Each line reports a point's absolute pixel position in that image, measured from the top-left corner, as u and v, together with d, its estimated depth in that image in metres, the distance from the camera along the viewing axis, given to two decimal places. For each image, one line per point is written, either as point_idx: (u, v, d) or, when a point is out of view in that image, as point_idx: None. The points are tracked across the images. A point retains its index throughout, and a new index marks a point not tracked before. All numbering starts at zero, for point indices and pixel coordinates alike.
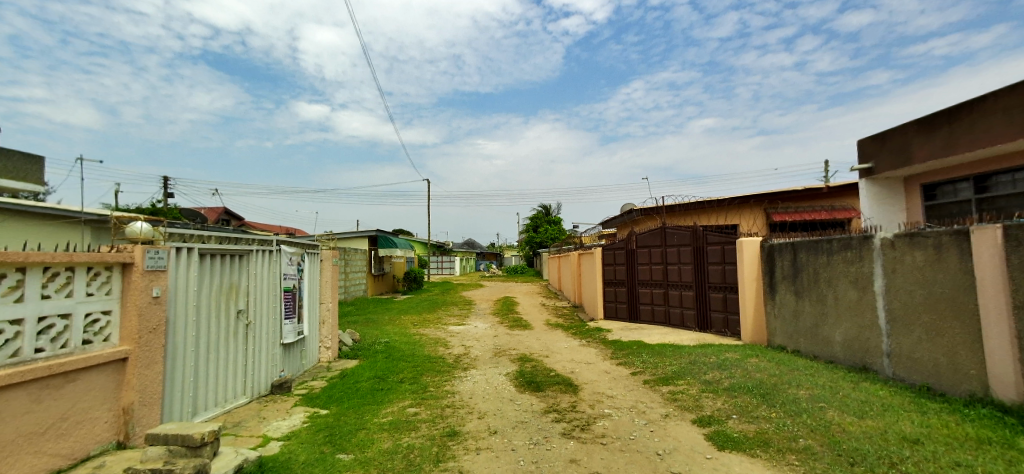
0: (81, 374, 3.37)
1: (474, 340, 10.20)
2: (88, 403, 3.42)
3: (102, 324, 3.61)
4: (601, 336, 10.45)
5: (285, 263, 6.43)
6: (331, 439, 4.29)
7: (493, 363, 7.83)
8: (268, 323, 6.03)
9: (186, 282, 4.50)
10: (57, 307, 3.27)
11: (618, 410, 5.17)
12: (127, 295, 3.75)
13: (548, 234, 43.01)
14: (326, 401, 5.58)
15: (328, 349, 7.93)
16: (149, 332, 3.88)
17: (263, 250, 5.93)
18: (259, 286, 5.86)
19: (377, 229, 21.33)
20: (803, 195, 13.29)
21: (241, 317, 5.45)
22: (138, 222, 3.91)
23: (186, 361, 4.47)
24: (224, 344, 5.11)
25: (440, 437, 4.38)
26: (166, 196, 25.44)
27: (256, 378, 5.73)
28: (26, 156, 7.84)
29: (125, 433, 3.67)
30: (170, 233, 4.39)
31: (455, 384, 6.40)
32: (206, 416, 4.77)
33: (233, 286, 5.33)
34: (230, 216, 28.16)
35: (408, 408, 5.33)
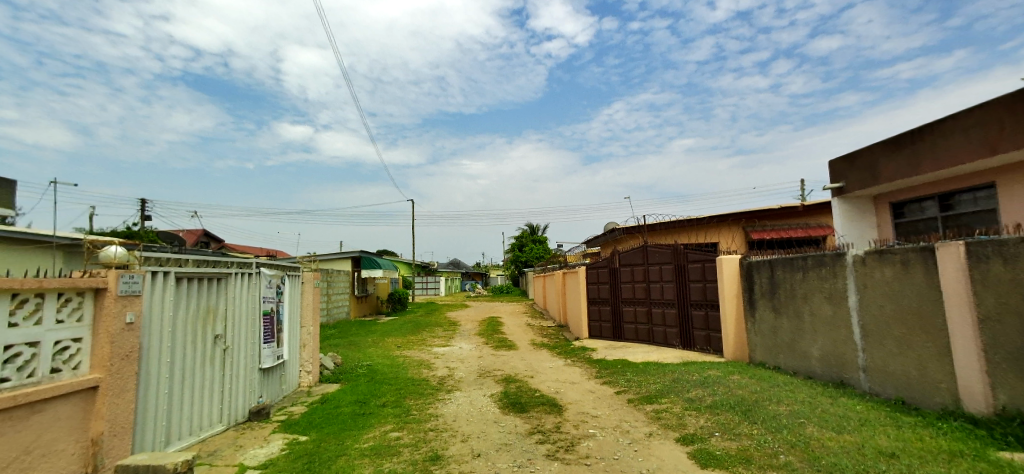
0: (48, 405, 3.25)
1: (459, 361, 10.10)
2: (53, 435, 3.29)
3: (72, 351, 3.51)
4: (586, 355, 10.43)
5: (264, 286, 6.33)
6: (311, 467, 4.19)
7: (477, 385, 7.75)
8: (246, 347, 5.90)
9: (162, 308, 4.42)
10: (25, 335, 3.17)
11: (602, 430, 5.16)
12: (100, 321, 3.67)
13: (533, 253, 43.13)
14: (306, 427, 5.46)
15: (310, 374, 7.78)
16: (121, 359, 3.78)
17: (241, 273, 5.85)
18: (238, 309, 5.75)
19: (360, 250, 21.21)
20: (779, 213, 13.64)
21: (218, 341, 5.33)
22: (112, 246, 3.84)
23: (160, 388, 4.35)
24: (200, 370, 4.99)
25: (423, 462, 4.31)
26: (143, 218, 25.02)
27: (234, 404, 5.58)
28: None
29: (94, 465, 3.54)
30: (145, 257, 4.31)
31: (438, 407, 6.32)
32: (180, 445, 4.62)
33: (211, 309, 5.23)
34: (210, 239, 27.71)
35: (390, 432, 5.25)
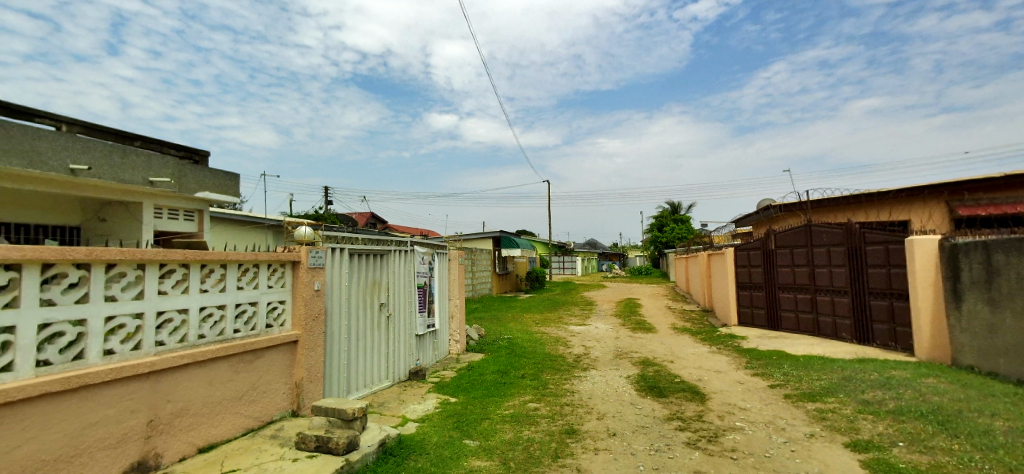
0: (266, 352, 4.11)
1: (595, 341, 10.12)
2: (271, 376, 4.17)
3: (279, 311, 4.36)
4: (735, 343, 9.62)
5: (418, 262, 7.06)
6: (459, 426, 4.63)
7: (614, 365, 7.70)
8: (405, 315, 6.68)
9: (339, 279, 5.23)
10: (249, 296, 4.02)
11: (752, 424, 4.74)
12: (297, 288, 4.49)
13: (675, 233, 40.81)
14: (455, 390, 6.03)
15: (458, 343, 8.52)
16: (313, 319, 4.58)
17: (400, 251, 6.59)
18: (397, 282, 6.52)
19: (500, 230, 22.37)
20: (1003, 183, 10.79)
21: (383, 309, 6.13)
22: (303, 227, 4.64)
23: (341, 345, 5.18)
24: (370, 333, 5.81)
25: (560, 434, 4.45)
26: (326, 203, 29.73)
27: (396, 364, 6.40)
28: (228, 177, 10.99)
29: (298, 404, 4.42)
30: (326, 235, 5.11)
31: (575, 384, 6.43)
32: (356, 395, 5.47)
33: (376, 281, 6.01)
34: (376, 221, 31.77)
35: (529, 403, 5.51)
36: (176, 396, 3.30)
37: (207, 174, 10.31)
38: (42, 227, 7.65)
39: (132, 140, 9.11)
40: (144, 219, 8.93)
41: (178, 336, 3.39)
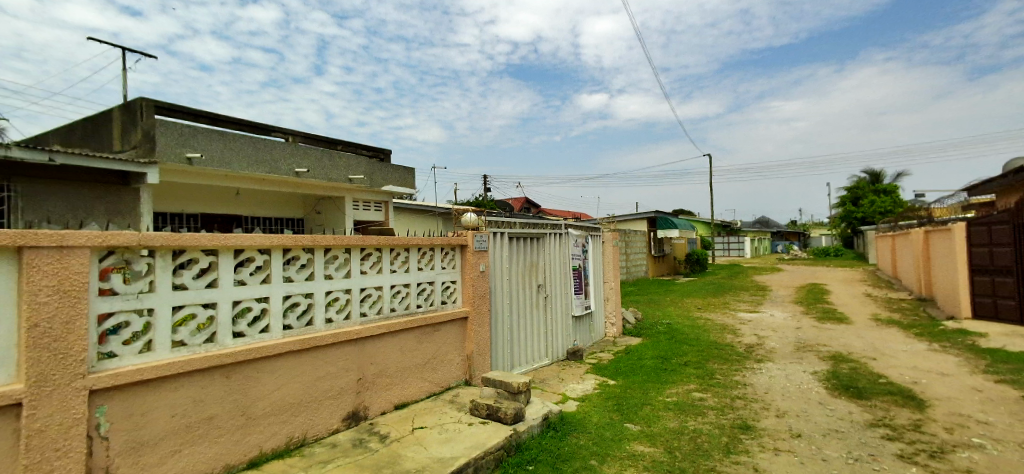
0: (442, 326, 4.61)
1: (770, 330, 9.08)
2: (447, 348, 4.67)
3: (452, 289, 4.84)
4: (968, 341, 7.69)
5: (573, 245, 7.15)
6: (620, 408, 4.61)
7: (796, 359, 6.78)
8: (562, 297, 6.85)
9: (501, 261, 5.58)
10: (427, 276, 4.53)
11: (997, 444, 3.75)
12: (466, 269, 4.92)
13: (875, 207, 34.02)
14: (614, 372, 6.00)
15: (614, 325, 8.45)
16: (480, 298, 4.99)
17: (555, 234, 6.75)
18: (553, 264, 6.70)
19: (656, 210, 21.36)
20: None
21: (541, 290, 6.37)
22: (469, 214, 5.05)
23: (504, 323, 5.55)
24: (530, 312, 6.11)
25: (731, 428, 4.12)
26: (486, 191, 31.93)
27: (555, 343, 6.62)
28: (405, 170, 13.18)
29: (470, 374, 4.89)
30: (489, 221, 5.49)
31: (747, 376, 5.85)
32: (520, 370, 5.83)
33: (534, 264, 6.27)
34: (531, 205, 33.02)
35: (693, 392, 5.20)
36: (376, 360, 3.91)
37: (389, 169, 12.70)
38: (283, 217, 10.70)
39: (336, 144, 11.78)
40: (346, 209, 11.61)
41: (376, 309, 4.00)
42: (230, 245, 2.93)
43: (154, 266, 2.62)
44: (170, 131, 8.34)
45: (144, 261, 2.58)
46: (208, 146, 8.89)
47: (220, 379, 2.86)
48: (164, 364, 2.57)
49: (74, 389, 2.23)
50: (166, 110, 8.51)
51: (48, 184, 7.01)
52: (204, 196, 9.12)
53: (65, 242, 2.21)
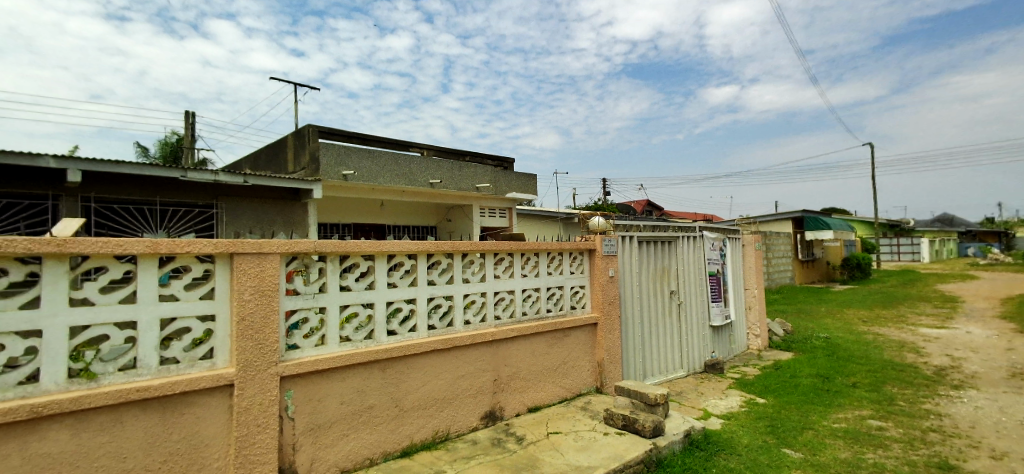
0: (572, 331, 4.56)
1: (969, 350, 7.43)
2: (578, 353, 4.61)
3: (581, 294, 4.77)
4: None
5: (709, 248, 6.62)
6: (775, 431, 4.11)
7: (1012, 388, 5.43)
8: (698, 305, 6.37)
9: (630, 266, 5.36)
10: (556, 281, 4.52)
11: None
12: (595, 274, 4.82)
13: None
14: (763, 390, 5.39)
15: (758, 338, 7.64)
16: (610, 304, 4.85)
17: (688, 237, 6.32)
18: (687, 269, 6.27)
19: (803, 209, 18.96)
20: None
21: (674, 297, 5.99)
22: (596, 218, 4.94)
23: (635, 331, 5.32)
24: (662, 320, 5.78)
25: (927, 467, 3.41)
26: (606, 195, 31.34)
27: (691, 354, 6.17)
28: (528, 177, 13.57)
29: (601, 381, 4.77)
30: (617, 224, 5.32)
31: (941, 405, 4.83)
32: (653, 381, 5.53)
33: (666, 268, 5.92)
34: (654, 209, 31.58)
35: (868, 419, 4.44)
36: (511, 362, 4.00)
37: (512, 176, 13.14)
38: (418, 225, 11.84)
39: (464, 155, 12.51)
40: (473, 217, 12.27)
41: (509, 312, 4.08)
42: (384, 251, 3.20)
43: (325, 270, 2.96)
44: (330, 153, 9.58)
45: (317, 265, 2.93)
46: (359, 163, 10.03)
47: (377, 372, 3.14)
48: (333, 357, 2.90)
49: (271, 374, 2.62)
50: (327, 133, 9.78)
51: (244, 199, 8.32)
52: (358, 208, 10.56)
53: (263, 248, 2.60)
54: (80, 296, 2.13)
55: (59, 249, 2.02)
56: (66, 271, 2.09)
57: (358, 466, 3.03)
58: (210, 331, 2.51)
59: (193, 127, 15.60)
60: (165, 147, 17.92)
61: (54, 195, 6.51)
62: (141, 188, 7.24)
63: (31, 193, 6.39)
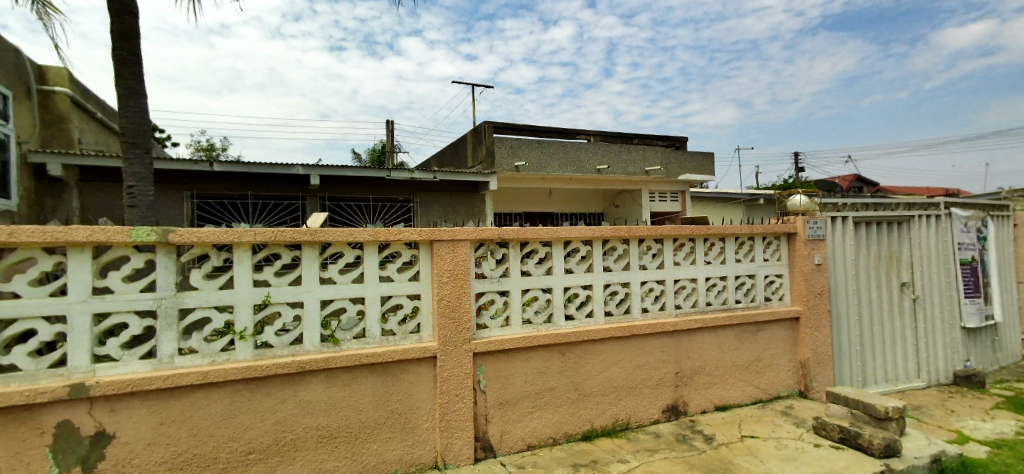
0: (768, 326, 4.03)
1: None
2: (775, 351, 4.06)
3: (777, 285, 4.17)
4: None
5: (960, 229, 5.17)
6: None
7: None
8: (943, 300, 5.04)
9: (843, 252, 4.49)
10: (747, 269, 4.01)
11: None
12: (795, 261, 4.16)
13: None
14: None
15: None
16: (816, 296, 4.14)
17: (927, 216, 5.02)
18: (927, 255, 4.99)
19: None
20: None
21: (906, 289, 4.84)
22: (797, 196, 4.24)
23: (851, 329, 4.46)
24: (889, 317, 4.73)
25: None
26: (799, 171, 27.10)
27: (933, 362, 4.94)
28: (705, 156, 12.52)
29: (805, 384, 4.13)
30: (824, 203, 4.49)
31: None
32: (878, 389, 4.58)
33: (894, 255, 4.81)
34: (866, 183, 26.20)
35: None
36: (695, 355, 3.71)
37: (685, 157, 12.24)
38: (586, 212, 12.08)
39: (632, 139, 12.08)
40: (643, 202, 11.82)
41: (691, 302, 3.77)
42: (561, 237, 3.22)
43: (508, 255, 3.12)
44: (503, 146, 10.22)
45: (501, 251, 3.10)
46: (529, 154, 10.50)
47: (557, 355, 3.20)
48: (517, 338, 3.04)
49: (465, 350, 2.87)
50: (500, 128, 10.43)
51: (434, 193, 9.36)
52: (529, 196, 11.25)
53: (456, 236, 2.85)
54: (326, 276, 2.62)
55: (312, 238, 2.52)
56: (316, 256, 2.58)
57: (542, 443, 3.15)
58: (417, 308, 2.85)
59: (392, 134, 18.22)
60: (373, 153, 21.32)
61: (302, 195, 8.24)
62: (359, 188, 8.70)
63: (286, 195, 8.16)
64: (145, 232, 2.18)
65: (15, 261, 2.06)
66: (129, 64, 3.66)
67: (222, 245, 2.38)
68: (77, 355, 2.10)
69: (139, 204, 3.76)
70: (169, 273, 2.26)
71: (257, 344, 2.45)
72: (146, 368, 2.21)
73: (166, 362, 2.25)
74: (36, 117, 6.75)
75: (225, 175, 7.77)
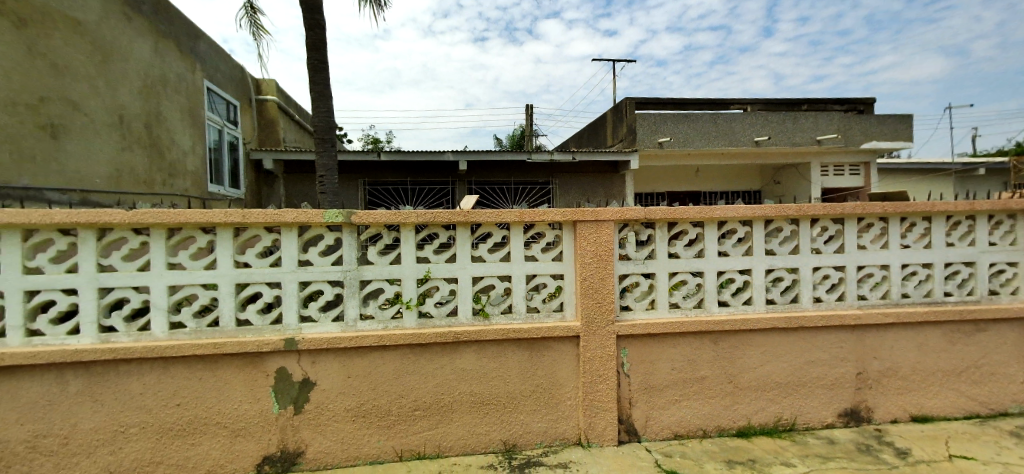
0: (992, 326, 3.21)
1: None
2: (1002, 358, 3.23)
3: (1009, 276, 3.28)
4: None
5: None
6: None
7: None
8: None
9: None
10: (963, 255, 3.23)
11: None
12: None
13: None
14: None
15: None
16: None
17: None
18: None
19: None
20: None
21: None
22: None
23: None
24: None
25: None
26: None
27: None
28: (898, 119, 10.39)
29: None
30: None
31: None
32: None
33: None
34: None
35: None
36: (884, 355, 3.14)
37: (871, 121, 10.31)
38: (740, 190, 11.02)
39: (799, 104, 10.66)
40: (813, 177, 10.29)
41: (880, 293, 3.18)
42: (715, 216, 2.95)
43: (654, 236, 2.95)
44: (645, 123, 9.71)
45: (647, 232, 2.95)
46: (674, 129, 9.84)
47: (709, 343, 2.98)
48: (664, 322, 2.90)
49: (609, 332, 2.83)
50: (642, 104, 9.93)
51: (574, 174, 9.35)
52: (674, 174, 10.63)
53: (600, 216, 2.80)
54: (477, 255, 2.80)
55: (465, 219, 2.69)
56: (468, 235, 2.76)
57: (691, 434, 2.98)
58: (560, 288, 2.89)
59: (531, 118, 18.63)
60: (513, 138, 22.10)
61: (451, 180, 8.94)
62: (502, 172, 9.11)
63: (438, 180, 8.94)
64: (334, 214, 2.56)
65: (247, 238, 2.59)
66: (319, 71, 4.30)
67: (391, 226, 2.69)
68: (289, 315, 2.57)
69: (327, 191, 4.45)
70: (352, 249, 2.63)
71: (420, 313, 2.74)
72: (336, 329, 2.62)
73: (351, 325, 2.63)
74: (255, 123, 8.37)
75: (389, 164, 8.76)
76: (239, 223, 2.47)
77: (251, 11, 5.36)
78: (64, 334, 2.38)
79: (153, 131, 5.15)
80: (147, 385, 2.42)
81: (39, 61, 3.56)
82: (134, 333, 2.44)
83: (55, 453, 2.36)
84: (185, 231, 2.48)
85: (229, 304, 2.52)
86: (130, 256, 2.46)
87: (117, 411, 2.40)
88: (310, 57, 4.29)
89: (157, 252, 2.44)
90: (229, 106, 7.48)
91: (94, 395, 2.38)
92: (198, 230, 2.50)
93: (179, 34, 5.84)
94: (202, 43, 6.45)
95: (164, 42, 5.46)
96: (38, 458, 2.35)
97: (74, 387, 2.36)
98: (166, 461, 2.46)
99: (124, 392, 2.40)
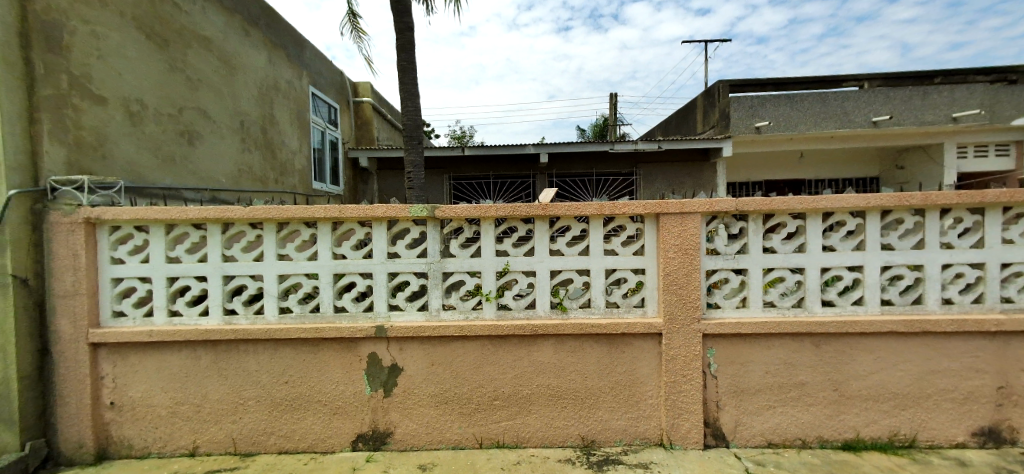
0: None
1: None
2: None
3: None
4: None
5: None
6: None
7: None
8: None
9: None
10: None
11: None
12: None
13: None
14: None
15: None
16: None
17: None
18: None
19: None
20: None
21: None
22: None
23: None
24: None
25: None
26: None
27: None
28: None
29: None
30: None
31: None
32: None
33: None
34: None
35: None
36: None
37: None
38: (853, 177, 9.88)
39: (931, 77, 9.15)
40: (947, 160, 8.92)
41: None
42: (819, 207, 2.67)
43: (747, 229, 2.74)
44: (740, 107, 9.23)
45: (738, 225, 2.75)
46: (775, 112, 9.20)
47: (811, 347, 2.71)
48: (758, 323, 2.68)
49: (694, 330, 2.69)
50: (738, 86, 9.24)
51: (660, 164, 8.96)
52: (773, 161, 9.75)
53: (685, 208, 2.65)
54: (556, 248, 2.79)
55: (544, 212, 2.69)
56: (546, 228, 2.76)
57: (788, 443, 2.75)
58: (642, 283, 2.79)
59: (615, 107, 18.11)
60: (596, 128, 21.67)
61: (533, 172, 8.95)
62: (584, 163, 8.97)
63: (520, 173, 9.02)
64: (420, 209, 2.69)
65: (344, 231, 2.80)
66: (407, 71, 4.51)
67: (472, 219, 2.76)
68: (379, 303, 2.75)
69: (415, 186, 4.67)
70: (436, 242, 2.74)
71: (499, 305, 2.79)
72: (421, 318, 2.76)
73: (435, 314, 2.76)
74: (352, 123, 9.00)
75: (472, 159, 9.00)
76: (336, 217, 2.69)
77: (348, 18, 5.75)
78: (198, 315, 2.75)
79: (267, 134, 5.74)
80: (261, 363, 2.73)
81: (178, 76, 4.10)
82: (252, 316, 2.75)
83: (191, 418, 2.75)
84: (291, 225, 2.75)
85: (328, 292, 2.75)
86: (248, 248, 2.78)
87: (239, 384, 2.74)
88: (400, 58, 4.51)
89: (270, 244, 2.73)
90: (330, 109, 8.12)
91: (219, 369, 2.73)
92: (302, 225, 2.75)
93: (288, 45, 6.44)
94: (307, 52, 7.06)
95: (276, 53, 6.05)
96: (178, 421, 2.75)
97: (205, 361, 2.73)
98: (276, 431, 2.76)
99: (244, 368, 2.73)
